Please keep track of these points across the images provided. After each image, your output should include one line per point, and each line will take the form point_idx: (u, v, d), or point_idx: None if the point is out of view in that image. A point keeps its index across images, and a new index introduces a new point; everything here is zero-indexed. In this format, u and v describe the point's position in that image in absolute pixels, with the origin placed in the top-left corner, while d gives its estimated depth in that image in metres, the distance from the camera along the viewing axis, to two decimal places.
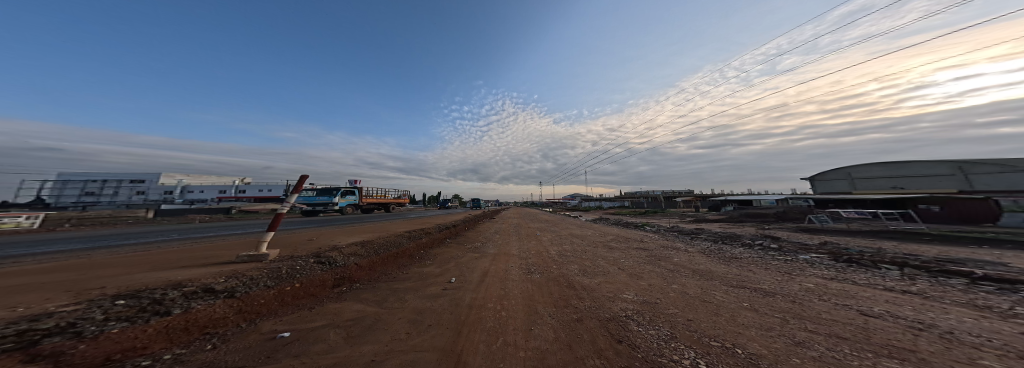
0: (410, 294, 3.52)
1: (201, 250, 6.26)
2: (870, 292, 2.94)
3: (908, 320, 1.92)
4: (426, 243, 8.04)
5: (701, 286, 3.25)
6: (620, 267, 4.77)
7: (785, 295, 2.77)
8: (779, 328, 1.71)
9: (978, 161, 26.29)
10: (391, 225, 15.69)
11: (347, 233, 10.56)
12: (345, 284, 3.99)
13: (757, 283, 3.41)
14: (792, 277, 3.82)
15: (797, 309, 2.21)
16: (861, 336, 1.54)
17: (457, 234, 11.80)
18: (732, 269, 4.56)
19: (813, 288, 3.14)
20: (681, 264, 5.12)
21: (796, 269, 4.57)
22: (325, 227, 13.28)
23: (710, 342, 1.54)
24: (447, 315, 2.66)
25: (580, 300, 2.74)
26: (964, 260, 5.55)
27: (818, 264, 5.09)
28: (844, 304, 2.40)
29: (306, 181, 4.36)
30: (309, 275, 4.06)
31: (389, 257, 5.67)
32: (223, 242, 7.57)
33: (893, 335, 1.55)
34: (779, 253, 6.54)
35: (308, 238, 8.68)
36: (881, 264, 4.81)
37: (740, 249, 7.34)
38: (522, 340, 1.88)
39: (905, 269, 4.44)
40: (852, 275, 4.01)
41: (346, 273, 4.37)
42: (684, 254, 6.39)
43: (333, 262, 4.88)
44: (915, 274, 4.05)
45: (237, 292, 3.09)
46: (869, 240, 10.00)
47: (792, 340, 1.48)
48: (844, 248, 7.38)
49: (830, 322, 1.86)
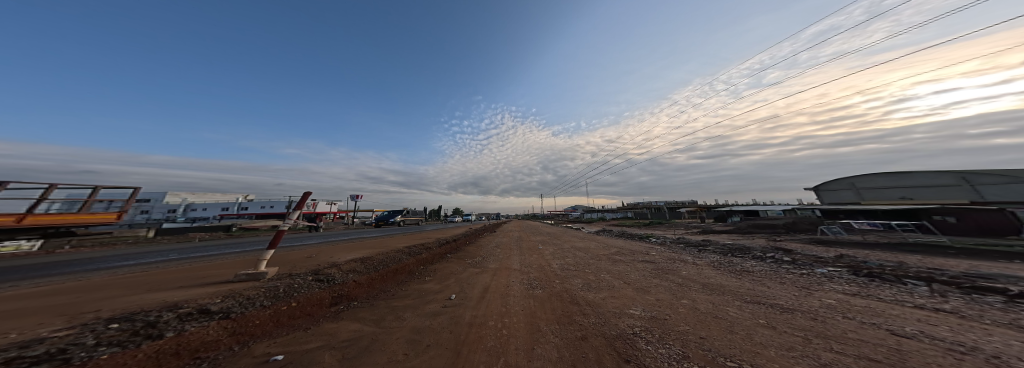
0: (410, 312, 3.41)
1: (197, 270, 6.13)
2: (899, 310, 2.77)
3: (946, 342, 1.79)
4: (426, 259, 7.87)
5: (713, 301, 3.11)
6: (626, 281, 4.63)
7: (804, 312, 2.63)
8: (801, 347, 1.60)
9: (981, 170, 25.85)
10: (390, 240, 15.39)
11: (346, 249, 10.32)
12: (343, 302, 3.88)
13: (772, 298, 3.26)
14: (810, 292, 3.64)
15: (820, 328, 2.08)
16: (894, 358, 1.43)
17: (457, 249, 11.55)
18: (746, 283, 4.36)
19: (835, 304, 2.98)
20: (691, 277, 4.95)
21: (814, 284, 4.37)
22: (324, 244, 13.13)
23: (724, 362, 1.45)
24: (446, 334, 2.57)
25: (584, 316, 2.62)
26: (995, 275, 5.25)
27: (837, 279, 4.87)
28: (871, 324, 2.25)
29: (309, 196, 4.25)
30: (306, 293, 3.99)
31: (388, 274, 5.56)
32: (221, 261, 7.48)
33: (933, 359, 1.44)
34: (794, 266, 6.31)
35: (307, 255, 8.51)
36: (905, 279, 4.60)
37: (751, 262, 7.12)
38: (524, 361, 1.78)
39: (933, 285, 4.24)
40: (876, 290, 3.83)
41: (345, 290, 4.29)
42: (692, 268, 6.17)
43: (332, 279, 4.77)
44: (945, 291, 3.86)
45: (232, 313, 3.02)
46: (890, 253, 9.59)
47: (817, 361, 1.39)
48: (863, 261, 7.04)
49: (858, 342, 1.74)
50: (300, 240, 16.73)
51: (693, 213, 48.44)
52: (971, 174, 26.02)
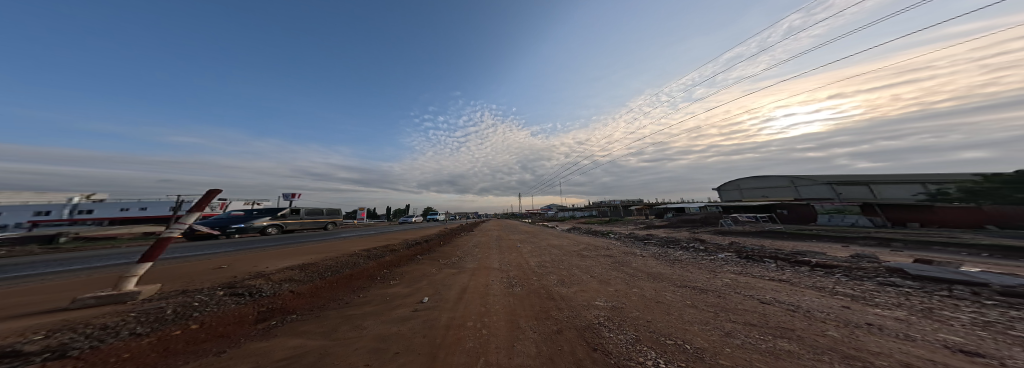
0: (373, 319, 3.12)
1: (6, 297, 4.07)
2: (762, 282, 4.11)
3: (784, 304, 2.77)
4: (390, 261, 7.11)
5: (657, 288, 3.90)
6: (593, 275, 5.27)
7: (713, 291, 3.60)
8: (712, 321, 2.21)
9: (801, 176, 38.43)
10: (342, 243, 13.31)
11: (278, 256, 8.38)
12: (277, 316, 3.23)
13: (695, 281, 4.33)
14: (715, 274, 4.98)
15: (722, 303, 2.92)
16: (762, 322, 2.14)
17: (428, 249, 10.81)
18: (676, 270, 5.62)
19: (729, 282, 4.20)
20: (640, 268, 6.03)
21: (717, 266, 5.97)
22: (243, 251, 10.35)
23: (667, 341, 1.92)
24: (419, 339, 2.49)
25: (559, 310, 2.91)
26: (809, 252, 8.30)
27: (731, 261, 6.77)
28: (750, 296, 3.28)
29: (215, 196, 3.11)
30: (217, 311, 3.14)
31: (341, 281, 4.81)
32: (60, 281, 5.16)
33: (777, 318, 2.21)
34: (707, 254, 8.40)
35: (219, 265, 6.59)
36: (767, 258, 6.74)
37: (681, 252, 9.10)
38: (506, 359, 1.92)
39: (779, 261, 6.36)
40: (751, 269, 5.52)
41: (278, 303, 3.55)
42: (641, 259, 7.52)
43: (260, 292, 3.87)
44: (786, 265, 5.85)
45: (75, 347, 2.12)
46: (757, 239, 13.89)
47: (722, 331, 1.98)
48: (745, 247, 9.95)
49: (743, 311, 2.53)
50: (198, 247, 12.74)
51: (637, 210, 56.55)
52: (797, 178, 38.50)
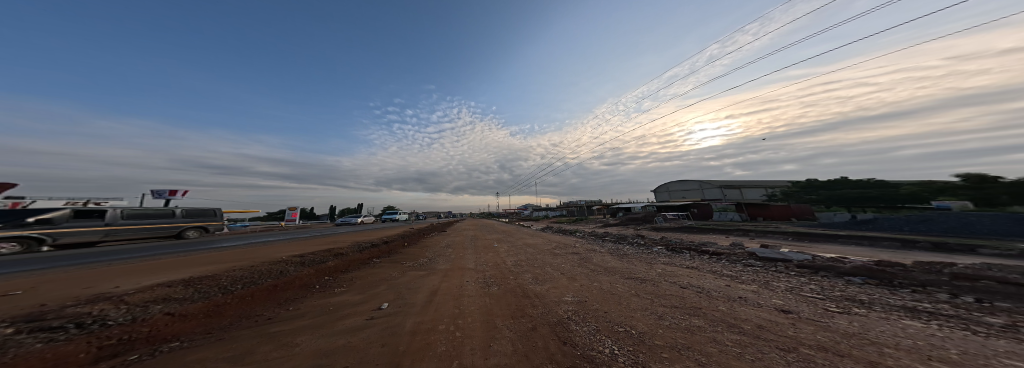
0: (316, 333, 2.65)
1: None
2: (681, 270, 5.30)
3: (696, 287, 3.63)
4: (334, 267, 6.05)
5: (613, 281, 4.54)
6: (562, 272, 5.74)
7: (652, 280, 4.43)
8: (651, 307, 2.74)
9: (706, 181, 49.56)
10: (270, 248, 10.69)
11: (147, 271, 6.06)
12: (152, 345, 2.36)
13: (638, 272, 5.24)
14: (652, 265, 6.14)
15: (659, 290, 3.63)
16: (685, 304, 2.77)
17: (389, 252, 9.70)
18: (625, 263, 6.69)
19: (661, 271, 5.25)
20: (599, 263, 6.91)
21: (653, 258, 7.37)
22: (86, 267, 7.12)
23: (619, 329, 2.28)
24: (379, 349, 2.26)
25: (533, 308, 3.09)
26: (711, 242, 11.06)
27: (663, 254, 8.41)
28: (676, 282, 4.19)
29: None
30: (21, 347, 2.08)
31: (263, 294, 3.85)
32: None
33: (693, 300, 2.91)
34: (648, 248, 10.21)
35: (9, 292, 4.27)
36: (687, 250, 8.63)
37: (628, 247, 10.80)
38: (482, 360, 1.94)
39: (694, 252, 8.24)
40: (675, 259, 6.99)
41: (152, 330, 2.59)
42: (600, 255, 8.61)
43: (111, 321, 2.73)
44: (699, 255, 7.62)
45: None
46: (679, 234, 17.71)
47: (656, 315, 2.50)
48: (672, 240, 12.52)
49: (672, 296, 3.22)
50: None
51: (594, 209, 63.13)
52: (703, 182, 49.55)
